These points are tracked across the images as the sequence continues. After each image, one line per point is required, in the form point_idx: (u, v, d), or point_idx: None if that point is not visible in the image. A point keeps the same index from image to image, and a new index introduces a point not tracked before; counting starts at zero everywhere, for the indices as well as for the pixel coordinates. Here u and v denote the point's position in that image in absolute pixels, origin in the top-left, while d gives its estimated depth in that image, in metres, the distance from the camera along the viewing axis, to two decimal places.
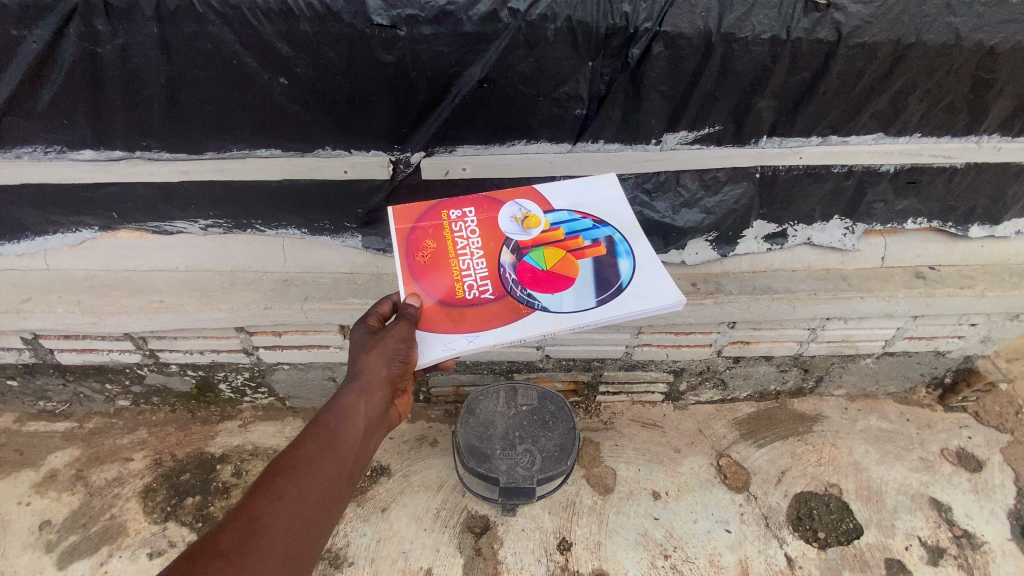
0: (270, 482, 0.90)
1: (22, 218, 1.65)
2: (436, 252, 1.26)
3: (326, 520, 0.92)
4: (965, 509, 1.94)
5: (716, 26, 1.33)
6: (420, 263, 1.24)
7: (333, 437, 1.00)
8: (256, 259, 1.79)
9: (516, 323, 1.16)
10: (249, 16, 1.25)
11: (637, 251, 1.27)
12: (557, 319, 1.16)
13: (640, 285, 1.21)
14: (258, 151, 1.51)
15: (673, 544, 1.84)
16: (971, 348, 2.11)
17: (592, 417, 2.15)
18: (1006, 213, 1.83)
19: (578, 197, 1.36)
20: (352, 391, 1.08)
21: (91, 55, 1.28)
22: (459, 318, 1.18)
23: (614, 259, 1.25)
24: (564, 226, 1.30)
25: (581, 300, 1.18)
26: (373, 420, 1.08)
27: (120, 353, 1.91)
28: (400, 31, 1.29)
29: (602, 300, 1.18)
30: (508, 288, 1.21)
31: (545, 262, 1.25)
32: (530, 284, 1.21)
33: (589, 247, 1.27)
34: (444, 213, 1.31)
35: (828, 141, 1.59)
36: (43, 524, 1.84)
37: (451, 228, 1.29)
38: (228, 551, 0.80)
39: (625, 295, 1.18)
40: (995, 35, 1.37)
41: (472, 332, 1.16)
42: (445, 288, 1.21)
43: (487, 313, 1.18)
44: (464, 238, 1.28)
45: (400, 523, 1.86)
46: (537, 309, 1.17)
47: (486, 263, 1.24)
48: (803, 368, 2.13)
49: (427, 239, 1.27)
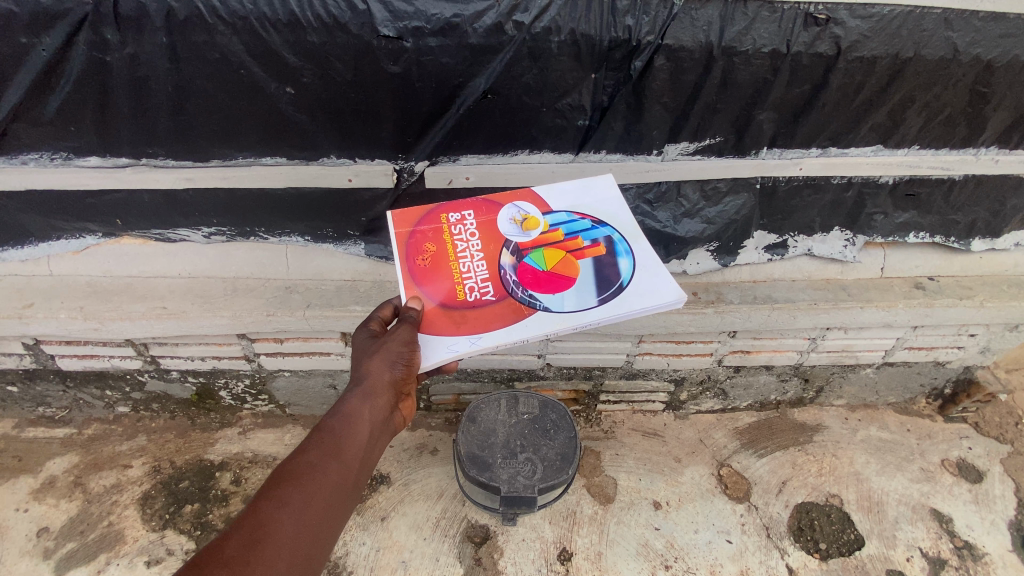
0: (276, 489, 0.90)
1: (27, 224, 1.66)
2: (436, 255, 1.26)
3: (333, 525, 0.93)
4: (966, 520, 1.93)
5: (717, 39, 1.34)
6: (421, 267, 1.24)
7: (338, 442, 1.00)
8: (259, 266, 1.80)
9: (518, 324, 1.16)
10: (258, 26, 1.26)
11: (637, 250, 1.28)
12: (559, 319, 1.16)
13: (641, 283, 1.22)
14: (263, 159, 1.52)
15: (674, 555, 1.83)
16: (971, 358, 2.12)
17: (593, 426, 2.15)
18: (1004, 225, 1.84)
19: (577, 198, 1.37)
20: (357, 395, 1.08)
21: (100, 63, 1.29)
22: (461, 321, 1.18)
23: (614, 259, 1.26)
24: (564, 227, 1.31)
25: (583, 300, 1.19)
26: (378, 424, 1.08)
27: (121, 359, 1.91)
28: (406, 42, 1.31)
29: (604, 298, 1.19)
30: (510, 289, 1.21)
31: (545, 263, 1.25)
32: (531, 285, 1.22)
33: (589, 247, 1.28)
34: (443, 217, 1.32)
35: (828, 153, 1.60)
36: (40, 531, 1.83)
37: (451, 231, 1.30)
38: (232, 559, 0.80)
39: (626, 295, 1.19)
40: (992, 49, 1.39)
41: (474, 334, 1.16)
42: (446, 291, 1.22)
43: (488, 316, 1.18)
44: (463, 240, 1.29)
45: (400, 532, 1.85)
46: (538, 309, 1.18)
47: (486, 265, 1.25)
48: (804, 377, 2.13)
49: (426, 243, 1.28)
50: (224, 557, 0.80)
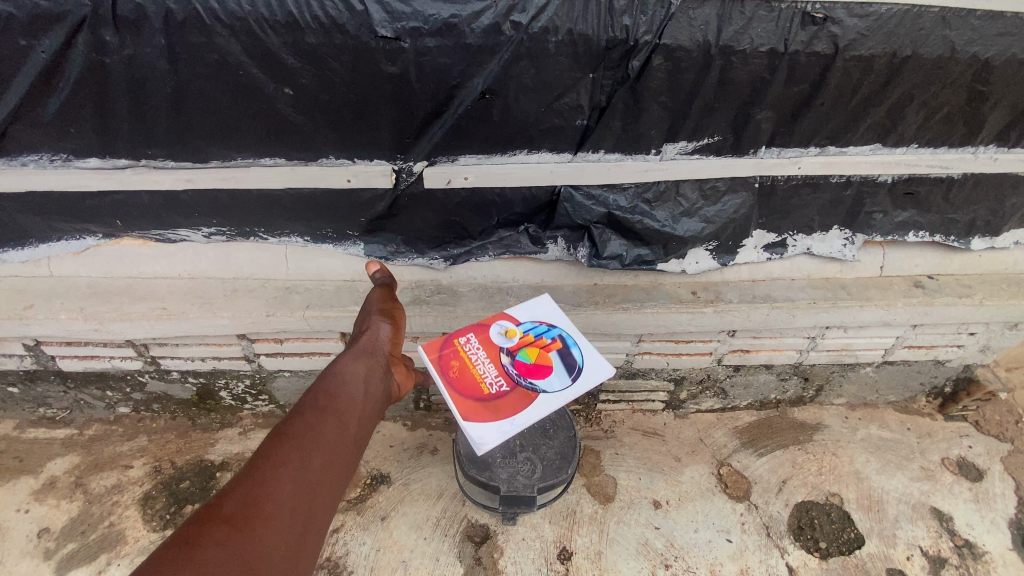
0: (273, 449, 0.89)
1: (28, 225, 1.67)
2: (461, 372, 1.39)
3: (336, 483, 0.92)
4: (967, 519, 1.93)
5: (714, 39, 1.34)
6: (456, 386, 1.37)
7: (331, 402, 1.03)
8: (258, 267, 1.80)
9: (531, 407, 1.33)
10: (256, 28, 1.26)
11: (581, 342, 1.47)
12: (559, 398, 1.34)
13: (589, 360, 1.42)
14: (262, 160, 1.52)
15: (674, 554, 1.83)
16: (971, 357, 2.12)
17: (592, 426, 2.16)
18: (1004, 224, 1.84)
19: (535, 307, 1.55)
20: (347, 357, 1.18)
21: (99, 64, 1.29)
22: (492, 411, 1.32)
23: (570, 349, 1.46)
24: (532, 330, 1.49)
25: (568, 382, 1.38)
26: (370, 382, 1.15)
27: (121, 360, 1.91)
28: (404, 43, 1.31)
29: (577, 378, 1.39)
30: (519, 381, 1.37)
31: (525, 355, 1.43)
32: (524, 374, 1.39)
33: (551, 344, 1.47)
34: (458, 342, 1.45)
35: (826, 151, 1.60)
36: (41, 532, 1.84)
37: (469, 356, 1.43)
38: (235, 515, 0.78)
39: (591, 372, 1.40)
40: (990, 48, 1.39)
41: (509, 419, 1.30)
42: (472, 392, 1.35)
43: (509, 406, 1.34)
44: (475, 350, 1.44)
45: (399, 532, 1.86)
46: (539, 393, 1.36)
47: (492, 364, 1.40)
48: (803, 376, 2.13)
49: (452, 366, 1.40)
50: (225, 514, 0.77)
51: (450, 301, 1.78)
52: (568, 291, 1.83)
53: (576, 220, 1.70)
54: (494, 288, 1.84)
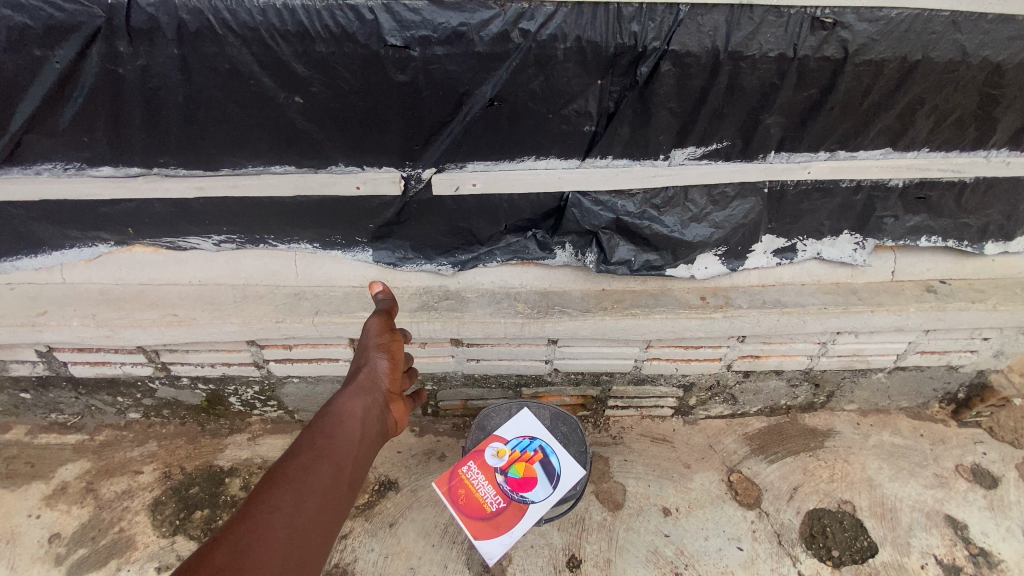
0: (266, 494, 0.90)
1: (41, 233, 1.69)
2: (468, 501, 1.58)
3: (329, 526, 0.93)
4: (982, 527, 1.90)
5: (724, 44, 1.34)
6: (468, 512, 1.57)
7: (328, 442, 1.04)
8: (268, 273, 1.81)
9: (523, 518, 1.54)
10: (267, 37, 1.27)
11: (557, 448, 1.71)
12: (545, 505, 1.56)
13: (565, 463, 1.66)
14: (273, 168, 1.53)
15: (684, 562, 1.82)
16: (984, 362, 2.10)
17: (601, 432, 2.15)
18: (1017, 228, 1.82)
19: (517, 427, 1.74)
20: (346, 394, 1.16)
21: (113, 74, 1.31)
22: (497, 525, 1.54)
23: (549, 457, 1.67)
24: (518, 452, 1.67)
25: (551, 489, 1.60)
26: (369, 420, 1.15)
27: (132, 365, 1.92)
28: (413, 51, 1.32)
29: (557, 484, 1.61)
30: (513, 496, 1.58)
31: (515, 469, 1.63)
32: (517, 488, 1.59)
33: (534, 456, 1.67)
34: (463, 477, 1.62)
35: (836, 156, 1.60)
36: (53, 537, 1.85)
37: (474, 486, 1.60)
38: (223, 566, 0.78)
39: (566, 475, 1.63)
40: (1001, 51, 1.38)
41: (508, 532, 1.52)
42: (477, 509, 1.57)
43: (509, 518, 1.55)
44: (478, 484, 1.60)
45: (408, 539, 1.85)
46: (531, 503, 1.57)
47: (490, 484, 1.60)
48: (814, 383, 2.12)
49: (462, 499, 1.59)
50: (215, 562, 0.78)
51: (457, 307, 1.78)
52: (577, 296, 1.83)
53: (584, 226, 1.69)
54: (502, 294, 1.83)
